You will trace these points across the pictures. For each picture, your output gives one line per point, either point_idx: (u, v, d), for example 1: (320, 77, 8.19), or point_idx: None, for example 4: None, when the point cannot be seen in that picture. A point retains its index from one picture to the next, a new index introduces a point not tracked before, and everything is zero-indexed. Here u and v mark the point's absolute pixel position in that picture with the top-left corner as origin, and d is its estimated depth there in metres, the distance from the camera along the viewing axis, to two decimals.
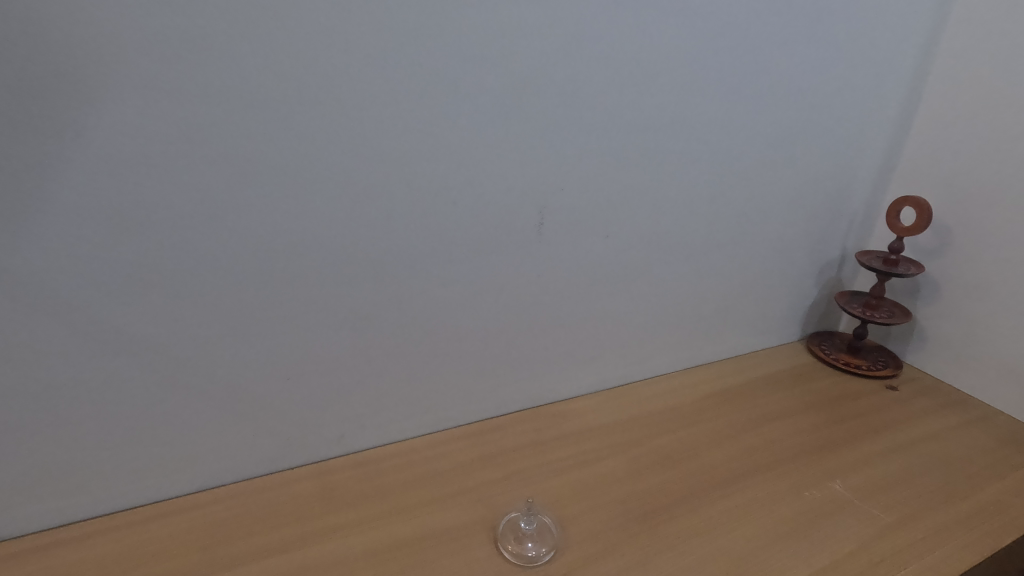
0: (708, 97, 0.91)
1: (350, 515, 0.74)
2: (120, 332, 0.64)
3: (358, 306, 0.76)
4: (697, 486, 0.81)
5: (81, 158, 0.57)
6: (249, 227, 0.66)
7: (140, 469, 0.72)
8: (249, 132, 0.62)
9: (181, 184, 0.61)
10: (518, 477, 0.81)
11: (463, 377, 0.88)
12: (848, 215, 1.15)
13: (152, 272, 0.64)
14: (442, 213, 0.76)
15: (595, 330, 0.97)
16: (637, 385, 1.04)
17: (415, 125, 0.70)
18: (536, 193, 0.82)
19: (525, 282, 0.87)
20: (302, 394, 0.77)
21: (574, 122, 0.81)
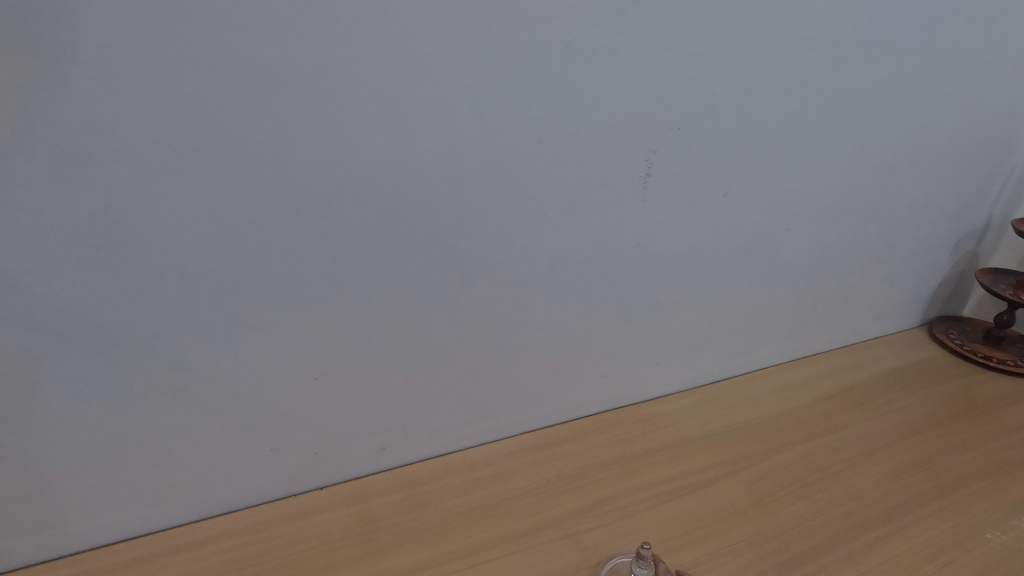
0: (869, 5, 0.68)
1: (397, 561, 0.56)
2: (90, 312, 0.47)
3: (408, 283, 0.57)
4: (843, 523, 0.63)
5: (8, 53, 0.38)
6: (262, 168, 0.47)
7: (123, 493, 0.54)
8: (263, 26, 0.43)
9: (167, 101, 0.43)
10: (612, 508, 0.62)
11: (535, 374, 0.69)
12: (1001, 174, 0.92)
13: (127, 229, 0.45)
14: (522, 155, 0.56)
15: (697, 315, 0.77)
16: (740, 381, 0.85)
17: (493, 26, 0.50)
18: (646, 133, 0.61)
19: (620, 254, 0.66)
20: (333, 398, 0.58)
21: (702, 35, 0.59)
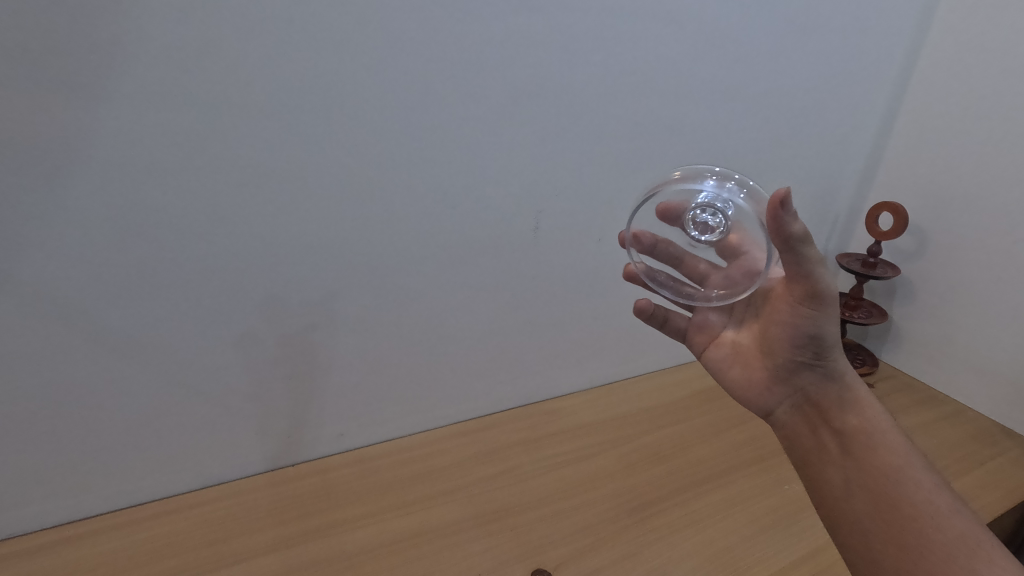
0: (704, 102, 0.91)
1: (351, 512, 0.76)
2: (133, 336, 0.66)
3: (360, 310, 0.78)
4: (685, 481, 0.85)
5: (94, 168, 0.58)
6: (252, 234, 0.67)
7: (148, 468, 0.73)
8: (255, 141, 0.63)
9: (195, 191, 0.63)
10: (514, 474, 0.84)
11: (460, 376, 0.90)
12: (829, 220, 1.20)
13: (162, 278, 0.65)
14: (440, 218, 0.78)
15: (589, 330, 1.00)
16: (627, 383, 1.08)
17: (411, 133, 0.71)
18: (534, 198, 0.84)
19: (522, 285, 0.89)
20: (304, 394, 0.79)
21: (572, 129, 0.82)
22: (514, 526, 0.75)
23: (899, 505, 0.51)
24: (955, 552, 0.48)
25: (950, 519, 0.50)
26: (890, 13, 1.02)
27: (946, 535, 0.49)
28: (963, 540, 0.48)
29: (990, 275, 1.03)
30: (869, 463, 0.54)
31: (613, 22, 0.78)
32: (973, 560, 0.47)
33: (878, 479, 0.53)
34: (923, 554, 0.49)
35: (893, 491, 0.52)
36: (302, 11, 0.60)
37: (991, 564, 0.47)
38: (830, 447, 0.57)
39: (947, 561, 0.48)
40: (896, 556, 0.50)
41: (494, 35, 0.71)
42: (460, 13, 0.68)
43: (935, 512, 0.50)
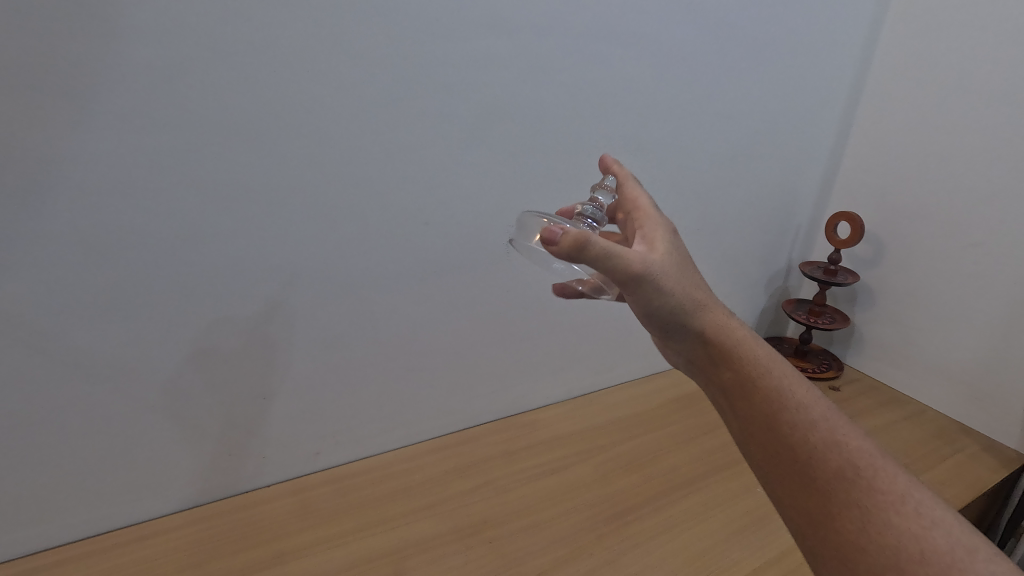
0: (668, 121, 0.95)
1: (328, 530, 0.75)
2: (102, 359, 0.65)
3: (335, 326, 0.78)
4: (660, 487, 0.87)
5: (63, 188, 0.57)
6: (225, 252, 0.67)
7: (116, 494, 0.71)
8: (227, 162, 0.64)
9: (166, 212, 0.63)
10: (491, 487, 0.84)
11: (436, 391, 0.91)
12: (791, 230, 1.24)
13: (133, 299, 0.64)
14: (413, 234, 0.79)
15: (563, 343, 1.01)
16: (602, 394, 1.10)
17: (383, 152, 0.72)
18: (506, 214, 0.86)
19: (496, 299, 0.90)
20: (279, 413, 0.78)
21: (541, 148, 0.85)
22: (493, 538, 0.76)
23: (781, 452, 0.49)
24: (831, 492, 0.46)
25: (830, 454, 0.47)
26: (840, 34, 1.08)
27: (825, 473, 0.47)
28: (840, 476, 0.46)
29: (942, 279, 1.09)
30: (752, 411, 0.52)
31: (578, 45, 0.81)
32: (851, 495, 0.45)
33: (760, 428, 0.51)
34: (804, 499, 0.47)
35: (775, 436, 0.50)
36: (274, 35, 0.62)
37: (865, 500, 0.45)
38: (723, 400, 0.55)
39: (826, 503, 0.46)
40: (786, 506, 0.48)
41: (462, 56, 0.73)
42: (430, 37, 0.70)
43: (815, 450, 0.48)
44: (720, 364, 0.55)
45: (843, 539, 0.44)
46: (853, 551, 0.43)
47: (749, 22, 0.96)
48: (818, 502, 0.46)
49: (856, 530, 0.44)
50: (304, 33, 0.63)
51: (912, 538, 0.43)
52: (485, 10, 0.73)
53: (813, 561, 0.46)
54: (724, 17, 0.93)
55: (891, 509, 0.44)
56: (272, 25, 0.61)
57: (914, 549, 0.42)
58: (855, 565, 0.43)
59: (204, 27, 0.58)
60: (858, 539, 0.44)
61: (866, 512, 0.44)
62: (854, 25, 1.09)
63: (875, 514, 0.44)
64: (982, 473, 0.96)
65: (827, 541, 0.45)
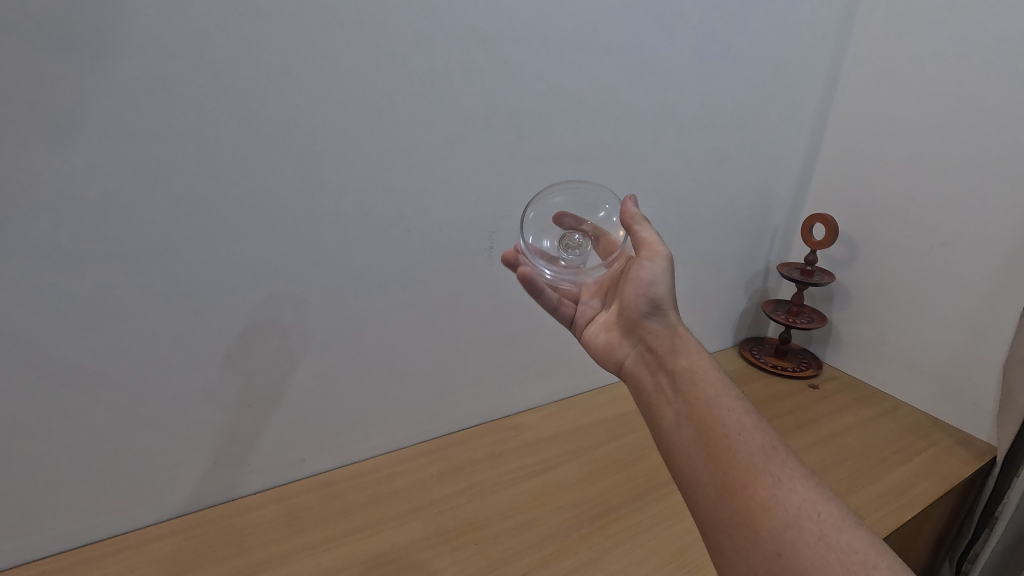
0: (644, 127, 0.98)
1: (314, 536, 0.76)
2: (85, 369, 0.65)
3: (319, 333, 0.79)
4: (643, 486, 0.88)
5: (44, 200, 0.58)
6: (208, 262, 0.68)
7: (100, 505, 0.71)
8: (209, 172, 0.65)
9: (148, 222, 0.63)
10: (476, 490, 0.85)
11: (422, 396, 0.92)
12: (769, 233, 1.27)
13: (115, 309, 0.65)
14: (395, 240, 0.80)
15: (547, 346, 1.03)
16: (586, 396, 1.11)
17: (364, 161, 0.74)
18: (487, 220, 0.87)
19: (479, 304, 0.92)
20: (264, 421, 0.79)
21: (521, 155, 0.86)
22: (478, 540, 0.76)
23: (713, 427, 0.53)
24: (750, 461, 0.50)
25: (754, 434, 0.52)
26: (810, 41, 1.12)
27: (748, 448, 0.51)
28: (762, 451, 0.50)
29: (914, 278, 1.12)
30: (693, 395, 0.57)
31: (554, 55, 0.83)
32: (767, 466, 0.49)
33: (697, 407, 0.55)
34: (725, 467, 0.50)
35: (710, 415, 0.54)
36: (255, 46, 0.63)
37: (777, 469, 0.49)
38: (667, 387, 0.60)
39: (744, 470, 0.49)
40: (707, 472, 0.51)
41: (441, 66, 0.75)
42: (409, 48, 0.72)
43: (743, 430, 0.52)
44: (676, 354, 0.62)
45: (754, 501, 0.47)
46: (763, 510, 0.47)
47: (722, 30, 0.99)
48: (737, 468, 0.50)
49: (766, 492, 0.47)
50: (283, 44, 0.64)
51: (809, 504, 0.46)
52: (462, 21, 0.74)
53: (724, 524, 0.48)
54: (697, 26, 0.96)
55: (797, 480, 0.48)
56: (253, 38, 0.62)
57: (812, 510, 0.46)
58: (762, 521, 0.46)
59: (185, 40, 0.59)
60: (767, 500, 0.47)
61: (778, 479, 0.48)
62: (824, 33, 1.12)
63: (785, 483, 0.48)
64: (956, 466, 0.98)
65: (739, 502, 0.48)
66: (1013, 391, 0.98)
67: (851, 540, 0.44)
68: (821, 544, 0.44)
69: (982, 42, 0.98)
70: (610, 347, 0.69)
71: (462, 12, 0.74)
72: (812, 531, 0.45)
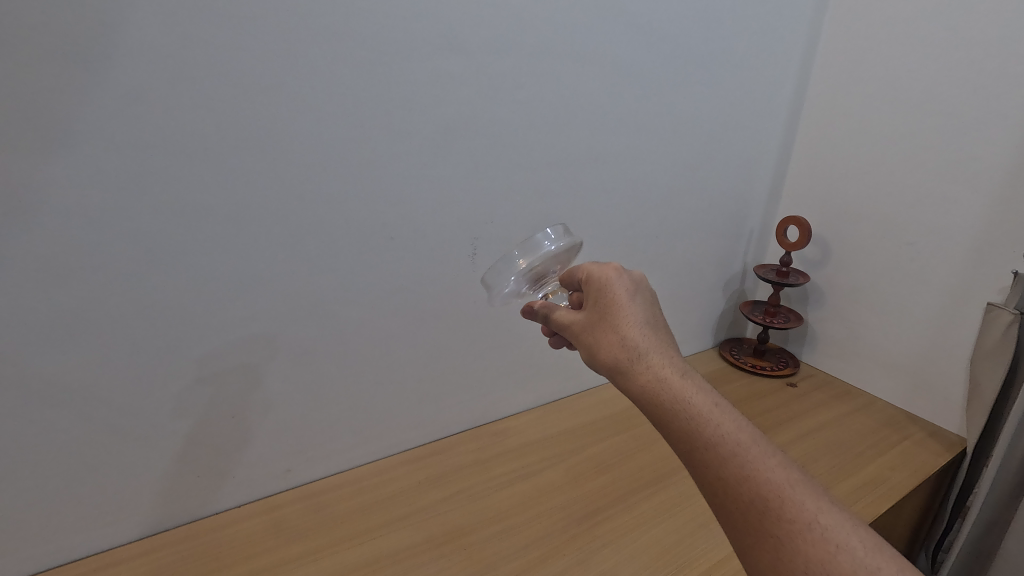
0: (622, 132, 1.00)
1: (302, 547, 0.75)
2: (65, 383, 0.64)
3: (303, 343, 0.79)
4: (627, 488, 0.89)
5: (23, 213, 0.57)
6: (191, 272, 0.68)
7: (81, 522, 0.70)
8: (191, 183, 0.65)
9: (129, 233, 0.63)
10: (464, 495, 0.86)
11: (407, 403, 0.92)
12: (745, 235, 1.30)
13: (96, 321, 0.64)
14: (378, 248, 0.81)
15: (532, 350, 1.04)
16: (571, 399, 1.13)
17: (346, 169, 0.74)
18: (470, 226, 0.88)
19: (463, 309, 0.92)
20: (248, 432, 0.78)
21: (502, 161, 0.88)
22: (467, 545, 0.77)
23: (704, 483, 0.49)
24: (747, 520, 0.46)
25: (746, 488, 0.47)
26: (780, 50, 1.15)
27: (741, 506, 0.46)
28: (757, 507, 0.46)
29: (884, 277, 1.16)
30: (676, 448, 0.52)
31: (534, 63, 0.85)
32: (765, 525, 0.45)
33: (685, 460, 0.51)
34: (729, 522, 0.48)
35: (698, 470, 0.50)
36: (234, 58, 0.63)
37: (776, 529, 0.45)
38: None
39: (744, 529, 0.46)
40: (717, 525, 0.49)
41: (421, 76, 0.76)
42: (391, 56, 0.73)
43: (733, 484, 0.47)
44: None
45: (762, 563, 0.45)
46: (769, 573, 0.44)
47: (695, 38, 1.02)
48: (737, 526, 0.47)
49: (767, 557, 0.44)
50: (266, 54, 0.65)
51: (813, 566, 0.42)
52: (443, 31, 0.76)
53: None
54: (671, 34, 0.98)
55: (798, 537, 0.44)
56: (235, 49, 0.63)
57: (817, 575, 0.42)
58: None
59: (166, 52, 0.59)
60: (771, 564, 0.44)
61: (779, 538, 0.44)
62: (792, 41, 1.16)
63: (785, 544, 0.44)
64: (928, 458, 1.02)
65: (750, 562, 0.46)
66: (979, 385, 1.01)
67: None
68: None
69: (940, 50, 1.02)
70: None
71: (442, 21, 0.75)
72: None
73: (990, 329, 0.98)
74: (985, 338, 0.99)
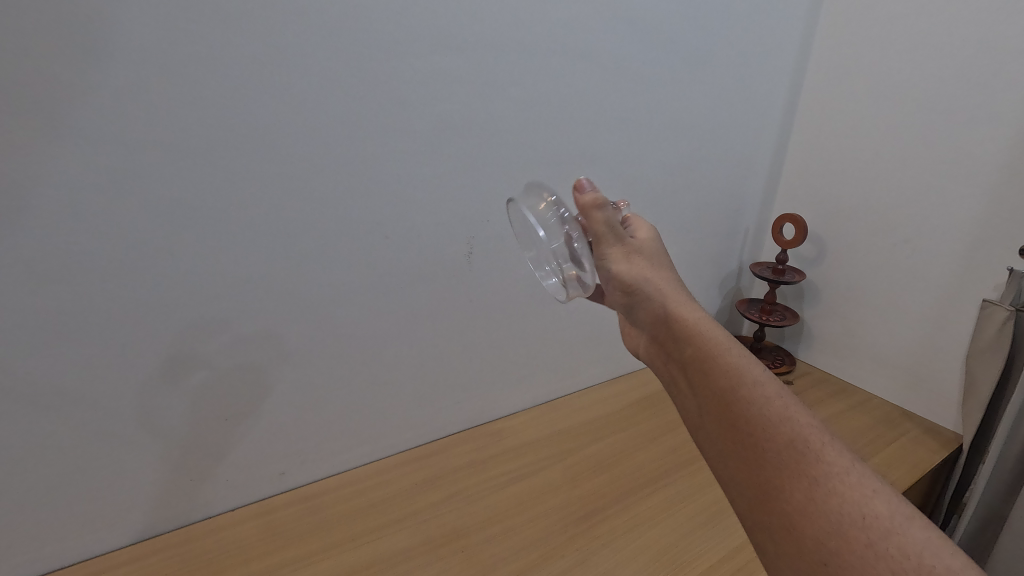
0: (618, 131, 0.99)
1: (298, 550, 0.75)
2: (55, 387, 0.63)
3: (297, 344, 0.77)
4: (625, 487, 0.89)
5: (10, 213, 0.56)
6: (183, 274, 0.67)
7: (70, 528, 0.69)
8: (182, 182, 0.63)
9: (120, 234, 0.62)
10: (462, 496, 0.85)
11: (403, 404, 0.91)
12: (741, 233, 1.30)
13: (86, 324, 0.63)
14: (374, 248, 0.80)
15: (529, 350, 1.03)
16: (568, 399, 1.12)
17: (341, 168, 0.73)
18: (466, 224, 0.87)
19: (459, 309, 0.92)
20: (242, 435, 0.77)
21: (498, 160, 0.87)
22: (464, 547, 0.76)
23: (733, 420, 0.48)
24: (780, 458, 0.45)
25: (783, 424, 0.46)
26: (775, 47, 1.15)
27: (772, 444, 0.45)
28: (793, 446, 0.45)
29: (880, 274, 1.16)
30: (705, 384, 0.52)
31: (529, 62, 0.85)
32: (799, 464, 0.44)
33: (714, 397, 0.50)
34: (753, 463, 0.46)
35: (729, 406, 0.49)
36: (227, 54, 0.62)
37: (813, 465, 0.43)
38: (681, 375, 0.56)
39: (773, 470, 0.44)
40: (738, 471, 0.47)
41: (417, 73, 0.75)
42: (386, 54, 0.72)
43: (769, 421, 0.46)
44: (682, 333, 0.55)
45: (790, 505, 0.43)
46: (798, 513, 0.42)
47: (691, 36, 1.01)
48: (764, 466, 0.45)
49: (801, 494, 0.43)
50: (258, 52, 0.64)
51: (852, 503, 0.41)
52: (439, 29, 0.75)
53: (764, 526, 0.45)
54: (667, 32, 0.98)
55: (835, 477, 0.43)
56: (227, 45, 0.62)
57: (857, 514, 0.40)
58: (802, 527, 0.42)
59: (156, 48, 0.58)
60: (803, 502, 0.42)
61: (814, 477, 0.43)
62: (787, 37, 1.16)
63: (821, 481, 0.43)
64: (924, 454, 1.02)
65: (775, 506, 0.44)
66: (974, 383, 1.01)
67: (902, 545, 0.38)
68: (867, 551, 0.38)
69: (935, 48, 1.02)
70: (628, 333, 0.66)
71: (437, 19, 0.74)
72: (858, 540, 0.39)
73: (985, 326, 0.98)
74: (981, 335, 0.99)
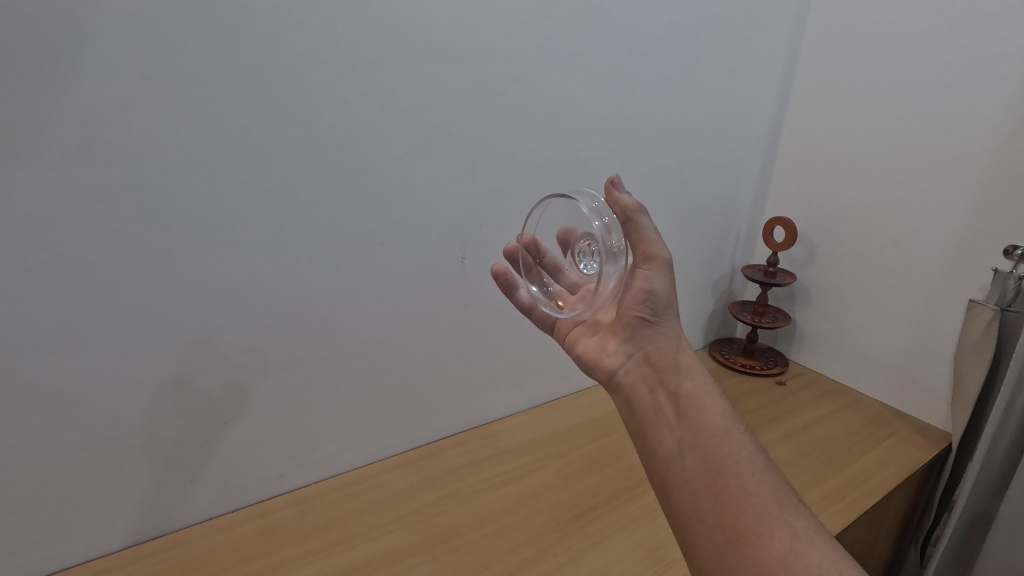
0: (609, 137, 1.01)
1: (293, 551, 0.76)
2: (58, 389, 0.65)
3: (293, 348, 0.79)
4: (616, 487, 0.90)
5: (15, 221, 0.58)
6: (182, 279, 0.69)
7: (73, 527, 0.71)
8: (180, 191, 0.66)
9: (121, 240, 0.64)
10: (457, 496, 0.87)
11: (399, 406, 0.93)
12: (733, 236, 1.32)
13: (88, 328, 0.65)
14: (368, 253, 0.82)
15: (523, 353, 1.05)
16: (563, 401, 1.14)
17: (334, 176, 0.76)
18: (459, 229, 0.89)
19: (454, 313, 0.94)
20: (240, 437, 0.79)
21: (490, 166, 0.89)
22: (458, 546, 0.78)
23: (724, 465, 0.54)
24: (765, 509, 0.52)
25: (766, 477, 0.54)
26: (763, 53, 1.17)
27: (759, 495, 0.53)
28: (776, 496, 0.53)
29: (869, 275, 1.17)
30: (703, 424, 0.58)
31: (519, 70, 0.87)
32: (782, 517, 0.51)
33: (704, 439, 0.57)
34: (735, 510, 0.52)
35: (718, 450, 0.56)
36: (223, 68, 0.64)
37: (793, 520, 0.51)
38: (668, 408, 0.61)
39: (756, 518, 0.51)
40: (716, 514, 0.52)
41: (409, 82, 0.77)
42: (377, 65, 0.74)
43: (754, 471, 0.54)
44: (681, 374, 0.63)
45: (769, 554, 0.49)
46: (780, 562, 0.48)
47: (679, 43, 1.04)
48: (750, 516, 0.51)
49: (784, 545, 0.49)
50: (253, 64, 0.66)
51: (824, 557, 0.49)
52: (430, 40, 0.77)
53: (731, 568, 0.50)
54: (655, 39, 1.00)
55: (810, 531, 0.51)
56: (223, 59, 0.64)
57: (830, 568, 0.48)
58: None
59: (154, 62, 0.61)
60: (784, 553, 0.49)
61: (798, 532, 0.50)
62: (774, 44, 1.18)
63: (801, 534, 0.50)
64: (914, 452, 1.03)
65: (752, 552, 0.49)
66: (962, 382, 1.03)
67: None
68: None
69: (918, 53, 1.05)
70: (601, 356, 0.69)
71: (428, 30, 0.77)
72: None
73: (972, 325, 0.99)
74: (967, 334, 1.00)
